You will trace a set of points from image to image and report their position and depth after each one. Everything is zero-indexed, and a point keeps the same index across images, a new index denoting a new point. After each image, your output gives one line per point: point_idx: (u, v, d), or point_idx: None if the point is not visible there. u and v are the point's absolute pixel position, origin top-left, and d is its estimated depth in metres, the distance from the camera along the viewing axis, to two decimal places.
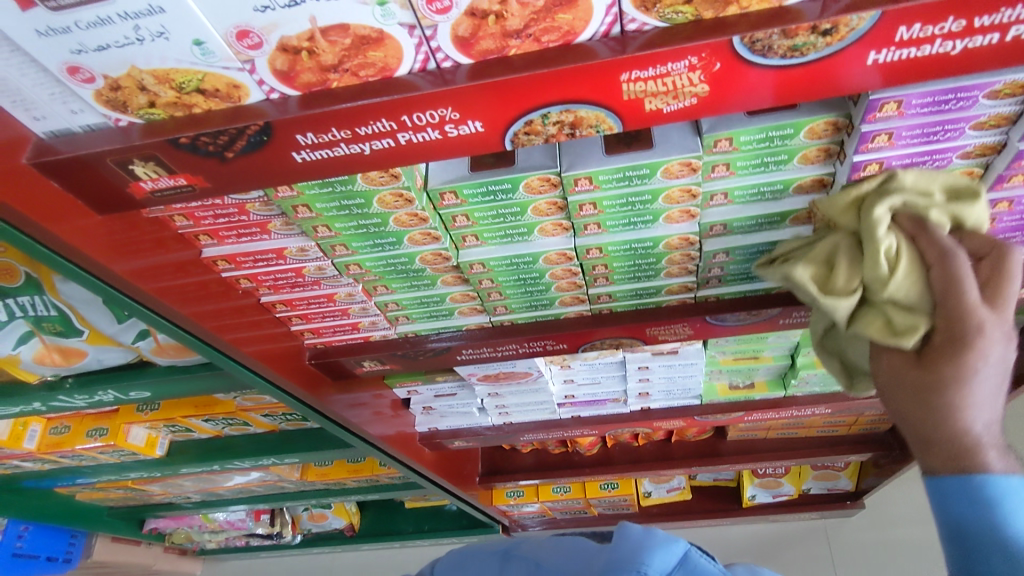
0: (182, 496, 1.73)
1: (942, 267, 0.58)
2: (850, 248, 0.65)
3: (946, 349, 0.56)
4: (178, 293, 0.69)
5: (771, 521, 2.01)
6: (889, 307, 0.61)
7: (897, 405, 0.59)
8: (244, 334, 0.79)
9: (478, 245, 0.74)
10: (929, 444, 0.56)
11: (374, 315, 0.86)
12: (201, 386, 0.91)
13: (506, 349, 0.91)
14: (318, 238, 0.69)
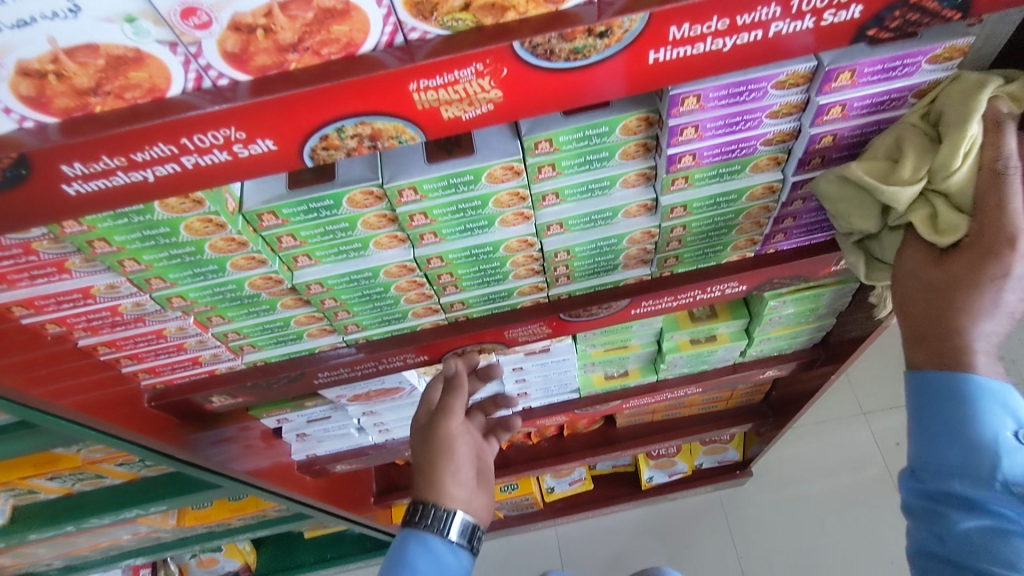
0: (41, 563, 1.57)
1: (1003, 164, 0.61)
2: (914, 139, 0.66)
3: (974, 257, 0.62)
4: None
5: (667, 499, 2.09)
6: (940, 203, 0.65)
7: (914, 306, 0.67)
8: (63, 385, 0.72)
9: (313, 264, 0.71)
10: (924, 341, 0.66)
11: (214, 347, 0.80)
12: (23, 447, 0.82)
13: (365, 368, 0.88)
14: (127, 272, 0.63)
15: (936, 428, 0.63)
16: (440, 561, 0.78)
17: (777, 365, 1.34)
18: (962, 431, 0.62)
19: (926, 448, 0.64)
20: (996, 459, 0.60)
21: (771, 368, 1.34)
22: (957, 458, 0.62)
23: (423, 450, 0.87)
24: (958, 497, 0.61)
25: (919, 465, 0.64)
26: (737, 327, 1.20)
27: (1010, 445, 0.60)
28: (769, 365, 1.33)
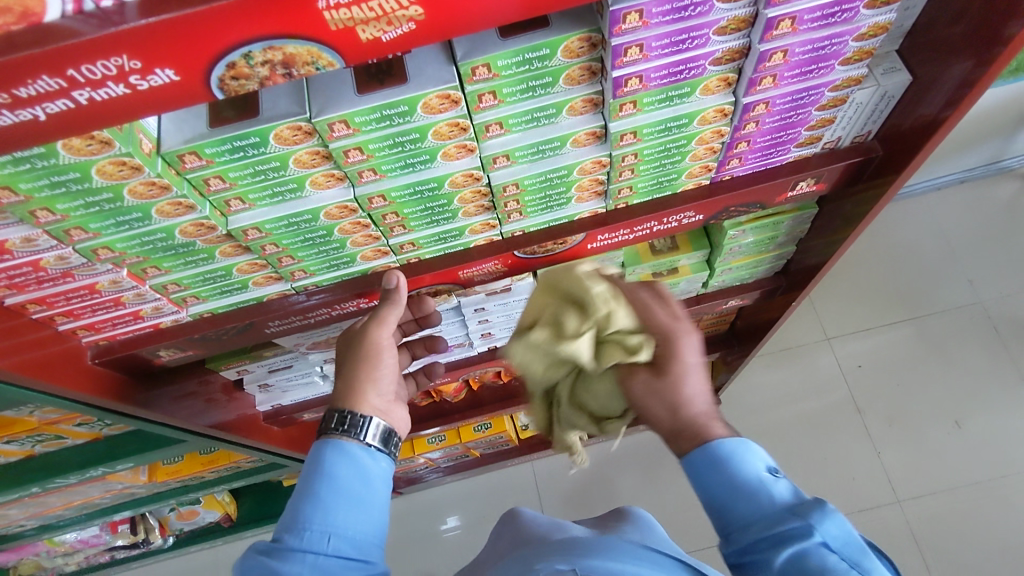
0: (13, 525, 1.56)
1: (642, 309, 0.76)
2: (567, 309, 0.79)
3: (663, 350, 0.73)
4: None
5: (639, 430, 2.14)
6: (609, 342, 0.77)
7: (648, 406, 0.73)
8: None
9: (247, 208, 0.67)
10: (677, 435, 0.70)
11: (155, 300, 0.77)
12: None
13: (318, 315, 0.86)
14: (43, 224, 0.59)
15: (714, 494, 0.65)
16: (362, 466, 0.73)
17: (739, 294, 1.35)
18: (733, 483, 0.64)
19: (719, 515, 0.65)
20: (767, 498, 0.63)
21: (733, 297, 1.35)
22: (744, 511, 0.63)
23: (348, 352, 0.83)
24: (765, 544, 0.61)
25: (730, 529, 0.64)
26: (698, 259, 1.20)
27: (770, 481, 0.65)
28: (731, 294, 1.33)
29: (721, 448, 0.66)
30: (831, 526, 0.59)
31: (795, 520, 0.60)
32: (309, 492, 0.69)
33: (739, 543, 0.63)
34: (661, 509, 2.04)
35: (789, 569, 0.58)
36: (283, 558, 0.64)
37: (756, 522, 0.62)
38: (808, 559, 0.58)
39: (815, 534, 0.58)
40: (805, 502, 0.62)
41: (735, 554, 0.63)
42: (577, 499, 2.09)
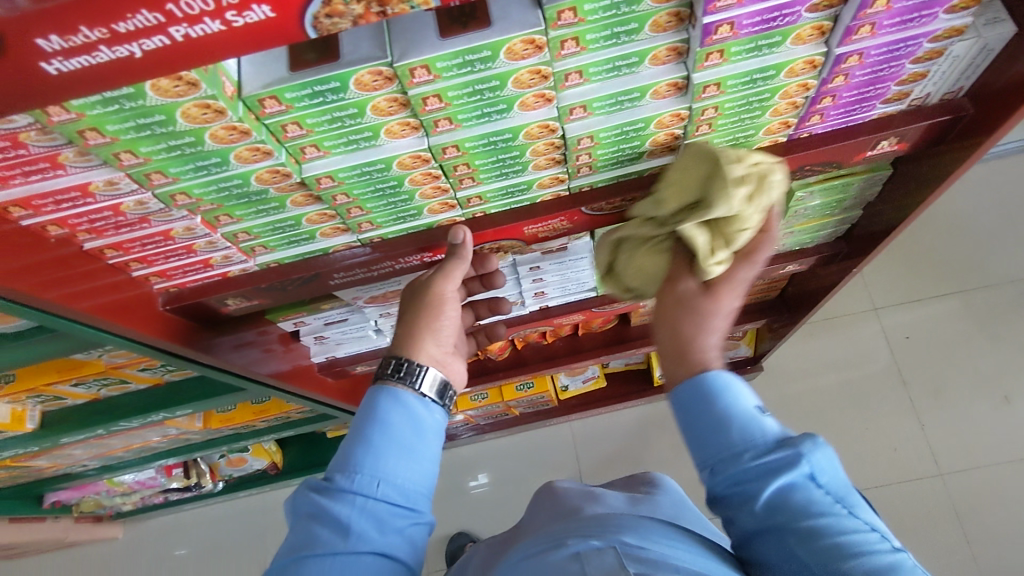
0: (77, 464, 1.63)
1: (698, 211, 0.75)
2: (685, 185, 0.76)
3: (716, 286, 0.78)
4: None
5: None
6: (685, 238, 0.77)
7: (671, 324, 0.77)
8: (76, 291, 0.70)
9: (321, 156, 0.66)
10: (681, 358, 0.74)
11: (225, 249, 0.78)
12: (45, 352, 0.82)
13: (382, 268, 0.86)
14: (126, 168, 0.59)
15: (705, 422, 0.68)
16: (415, 415, 0.74)
17: (798, 259, 1.31)
18: (723, 415, 0.67)
19: (704, 449, 0.68)
20: (761, 430, 0.66)
21: (791, 262, 1.31)
22: (737, 442, 0.65)
23: (411, 300, 0.85)
24: (753, 472, 0.64)
25: (715, 461, 0.66)
26: None
27: (760, 416, 0.68)
28: (790, 259, 1.29)
29: (718, 382, 0.69)
30: (822, 459, 0.63)
31: (788, 449, 0.63)
32: (361, 435, 0.72)
33: (728, 471, 0.65)
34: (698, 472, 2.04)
35: (779, 496, 0.62)
36: (334, 497, 0.68)
37: (748, 449, 0.65)
38: (796, 487, 0.62)
39: (805, 465, 0.62)
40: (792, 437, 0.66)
41: (722, 483, 0.66)
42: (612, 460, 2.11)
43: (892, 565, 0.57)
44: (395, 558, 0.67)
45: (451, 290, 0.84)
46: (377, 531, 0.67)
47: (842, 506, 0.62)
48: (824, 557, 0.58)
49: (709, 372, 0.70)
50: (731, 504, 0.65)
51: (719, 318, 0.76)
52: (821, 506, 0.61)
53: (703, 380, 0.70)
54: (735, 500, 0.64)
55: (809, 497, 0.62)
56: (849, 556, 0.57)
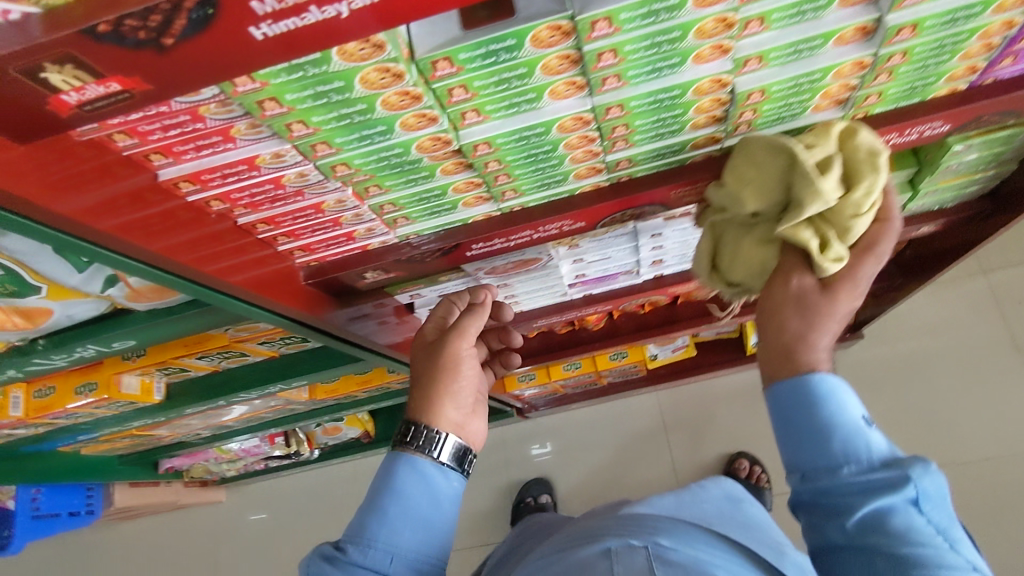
0: (191, 433, 1.69)
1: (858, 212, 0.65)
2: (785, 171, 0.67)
3: (844, 285, 0.66)
4: (151, 236, 0.59)
5: None
6: (827, 232, 0.66)
7: (773, 321, 0.67)
8: (234, 267, 0.70)
9: (481, 121, 0.63)
10: (789, 356, 0.67)
11: (370, 221, 0.76)
12: (194, 323, 0.84)
13: (520, 237, 0.83)
14: (294, 139, 0.57)
15: (809, 429, 0.64)
16: (432, 485, 0.76)
17: (936, 219, 1.20)
18: (826, 426, 0.63)
19: (801, 451, 0.65)
20: (867, 441, 0.63)
21: (928, 223, 1.20)
22: (838, 451, 0.63)
23: (427, 363, 0.80)
24: (850, 489, 0.61)
25: (811, 470, 0.64)
26: (901, 179, 1.04)
27: (869, 429, 0.64)
28: (927, 219, 1.19)
29: (824, 387, 0.64)
30: (931, 486, 0.60)
31: (894, 471, 0.60)
32: (377, 506, 0.74)
33: (823, 482, 0.63)
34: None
35: (870, 520, 0.60)
36: (345, 569, 0.71)
37: (849, 463, 0.62)
38: (895, 513, 0.59)
39: (912, 489, 0.59)
40: (901, 455, 0.63)
41: (810, 494, 0.64)
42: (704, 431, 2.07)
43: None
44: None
45: (468, 354, 0.80)
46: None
47: (943, 539, 0.60)
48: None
49: (815, 374, 0.65)
50: (819, 516, 0.63)
51: (833, 323, 0.66)
52: (920, 534, 0.59)
53: (809, 383, 0.65)
54: (824, 513, 0.63)
55: (906, 527, 0.59)
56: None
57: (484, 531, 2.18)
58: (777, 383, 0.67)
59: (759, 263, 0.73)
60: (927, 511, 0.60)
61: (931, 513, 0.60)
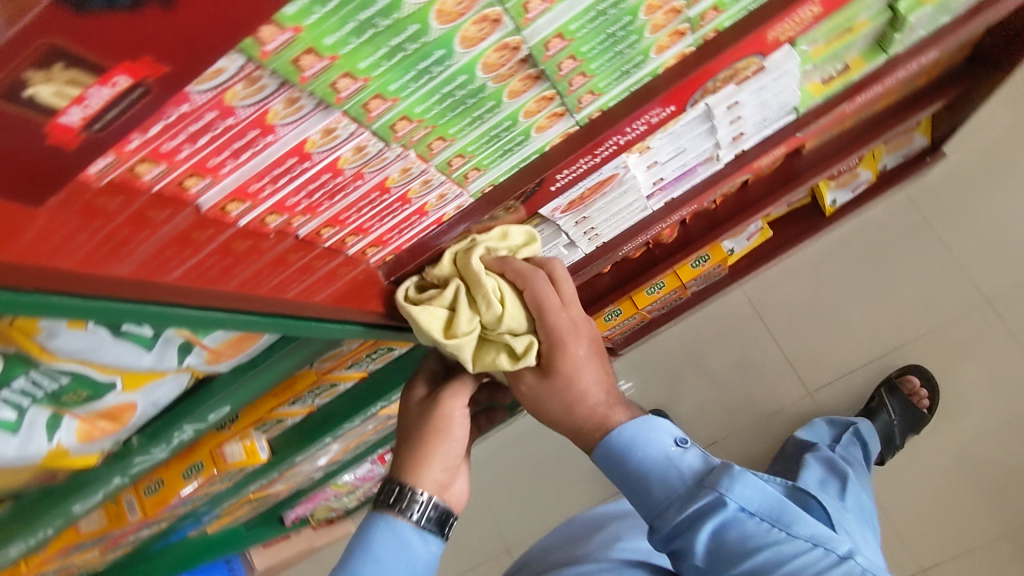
0: (304, 480, 1.63)
1: (566, 313, 0.75)
2: (503, 287, 0.74)
3: (551, 360, 0.75)
4: (205, 281, 0.50)
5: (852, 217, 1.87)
6: (504, 340, 0.74)
7: (551, 402, 0.77)
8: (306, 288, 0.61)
9: (549, 9, 0.48)
10: (579, 430, 0.80)
11: (440, 185, 0.65)
12: (283, 366, 0.78)
13: (607, 150, 0.70)
14: (343, 103, 0.46)
15: (631, 482, 0.80)
16: (410, 549, 0.78)
17: None
18: (643, 476, 0.79)
19: (636, 495, 0.81)
20: (676, 474, 0.79)
21: None
22: (659, 494, 0.79)
23: (416, 424, 0.82)
24: (683, 528, 0.76)
25: (651, 515, 0.80)
26: None
27: (678, 454, 0.80)
28: None
29: (624, 440, 0.78)
30: (741, 493, 0.74)
31: (706, 493, 0.75)
32: (355, 547, 0.78)
33: (664, 529, 0.78)
34: (902, 286, 1.83)
35: (724, 549, 0.75)
36: None
37: (672, 501, 0.78)
38: (730, 529, 0.74)
39: (730, 505, 0.74)
40: (710, 468, 0.78)
41: (665, 543, 0.79)
42: (808, 308, 1.89)
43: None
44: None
45: (457, 415, 0.81)
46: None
47: (778, 531, 0.73)
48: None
49: (615, 430, 0.78)
50: (677, 556, 0.78)
51: (581, 373, 0.75)
52: (764, 543, 0.73)
53: (613, 445, 0.78)
54: (674, 555, 0.78)
55: (748, 536, 0.74)
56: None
57: (607, 483, 2.03)
58: (599, 446, 0.79)
59: (501, 369, 0.76)
60: (757, 513, 0.74)
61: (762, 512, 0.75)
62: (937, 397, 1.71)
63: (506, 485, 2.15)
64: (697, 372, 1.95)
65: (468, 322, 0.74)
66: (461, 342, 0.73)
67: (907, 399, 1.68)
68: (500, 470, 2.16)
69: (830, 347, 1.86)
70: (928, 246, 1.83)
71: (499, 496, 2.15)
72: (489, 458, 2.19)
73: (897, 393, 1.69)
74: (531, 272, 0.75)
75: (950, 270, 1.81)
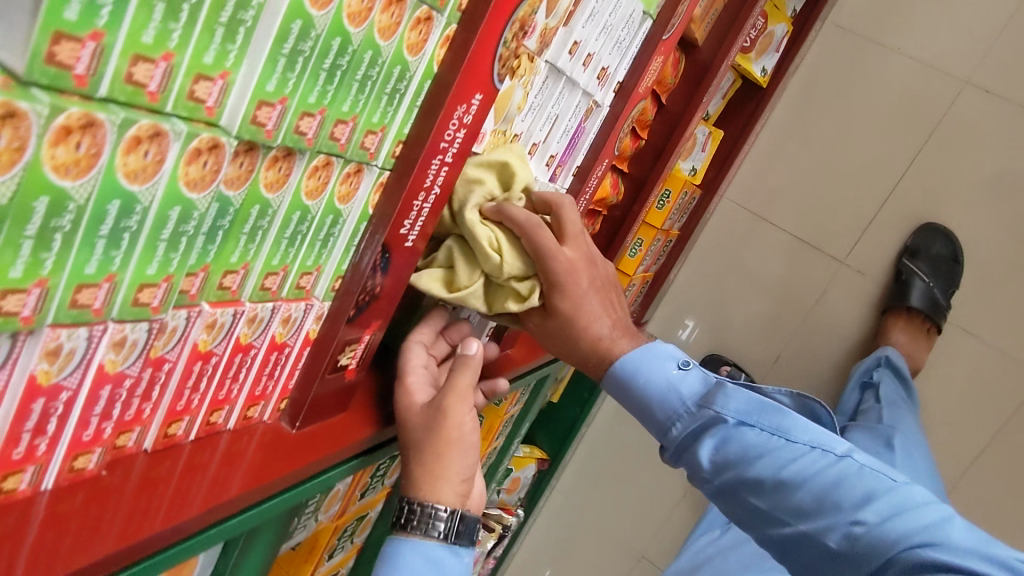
0: None
1: (541, 236, 0.72)
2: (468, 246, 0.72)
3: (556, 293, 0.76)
4: (66, 561, 0.43)
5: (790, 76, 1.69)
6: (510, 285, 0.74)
7: (553, 338, 0.79)
8: (202, 494, 0.54)
9: (225, 87, 0.39)
10: (584, 362, 0.82)
11: (275, 312, 0.55)
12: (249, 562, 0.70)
13: (436, 173, 0.59)
14: (38, 319, 0.37)
15: (639, 408, 0.82)
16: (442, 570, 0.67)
17: None
18: (647, 398, 0.81)
19: (650, 421, 0.83)
20: (677, 396, 0.81)
21: None
22: (666, 414, 0.81)
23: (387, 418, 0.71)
24: (688, 442, 0.79)
25: (665, 435, 0.82)
26: None
27: (679, 377, 0.81)
28: None
29: (629, 367, 0.81)
30: (735, 404, 0.76)
31: (706, 408, 0.78)
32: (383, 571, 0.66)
33: (673, 446, 0.81)
34: (875, 113, 1.63)
35: (723, 457, 0.75)
36: None
37: (677, 421, 0.80)
38: (731, 439, 0.75)
39: (728, 419, 0.76)
40: (710, 388, 0.80)
41: (677, 458, 0.81)
42: (799, 185, 1.71)
43: (835, 477, 0.69)
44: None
45: (469, 419, 0.69)
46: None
47: (778, 436, 0.74)
48: (780, 506, 0.71)
49: (620, 359, 0.81)
50: (694, 477, 0.78)
51: (583, 308, 0.77)
52: (765, 448, 0.73)
53: (614, 373, 0.81)
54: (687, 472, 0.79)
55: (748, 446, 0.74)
56: (795, 485, 0.70)
57: None
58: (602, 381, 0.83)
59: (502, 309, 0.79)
60: (755, 423, 0.75)
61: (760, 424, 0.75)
62: (958, 243, 1.55)
63: (606, 497, 2.04)
64: (726, 302, 1.80)
65: (468, 276, 0.72)
66: (464, 295, 0.72)
67: (933, 257, 1.51)
68: (595, 484, 2.06)
69: (839, 210, 1.67)
70: (880, 62, 1.63)
71: (606, 508, 2.04)
72: (577, 479, 2.08)
73: (921, 256, 1.53)
74: (532, 225, 0.72)
75: (917, 73, 1.59)
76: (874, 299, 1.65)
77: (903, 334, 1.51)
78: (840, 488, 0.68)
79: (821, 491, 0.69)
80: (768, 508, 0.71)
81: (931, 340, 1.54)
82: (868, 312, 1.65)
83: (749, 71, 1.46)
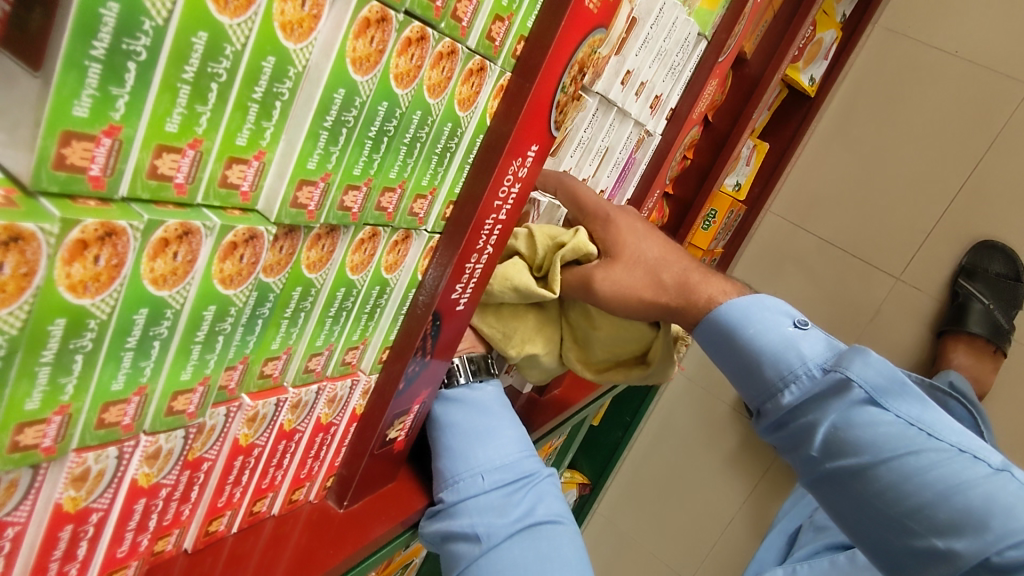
0: None
1: None
2: None
3: None
4: None
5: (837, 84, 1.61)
6: None
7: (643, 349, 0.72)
8: None
9: (262, 168, 0.35)
10: None
11: (320, 396, 0.50)
12: None
13: (489, 233, 0.54)
14: (62, 447, 0.32)
15: (739, 366, 0.65)
16: (477, 401, 0.68)
17: None
18: (753, 358, 0.64)
19: (747, 382, 0.66)
20: (795, 354, 0.62)
21: None
22: (773, 375, 0.63)
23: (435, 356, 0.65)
24: (799, 409, 0.61)
25: (762, 399, 0.64)
26: None
27: (797, 335, 0.64)
28: None
29: (735, 314, 0.65)
30: (869, 372, 0.58)
31: (833, 371, 0.60)
32: (438, 444, 0.66)
33: (775, 415, 0.63)
34: (933, 119, 1.53)
35: (832, 439, 0.58)
36: (451, 514, 0.62)
37: (790, 384, 0.62)
38: (853, 417, 0.57)
39: (859, 390, 0.58)
40: (840, 353, 0.61)
41: (776, 424, 0.63)
42: (850, 195, 1.63)
43: (988, 496, 0.51)
44: (539, 524, 0.60)
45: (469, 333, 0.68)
46: (502, 518, 0.60)
47: (919, 428, 0.56)
48: (906, 519, 0.53)
49: (724, 304, 0.66)
50: (793, 445, 0.62)
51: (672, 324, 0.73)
52: (895, 436, 0.55)
53: (719, 318, 0.65)
54: (789, 442, 0.62)
55: (873, 427, 0.56)
56: (936, 493, 0.52)
57: (747, 472, 1.80)
58: (697, 327, 0.67)
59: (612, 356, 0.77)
60: (890, 402, 0.57)
61: (895, 406, 0.57)
62: (1018, 260, 1.46)
63: (654, 520, 1.96)
64: None
65: None
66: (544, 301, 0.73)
67: (992, 278, 1.43)
68: (641, 508, 1.99)
69: (895, 223, 1.57)
70: (935, 66, 1.53)
71: (653, 533, 1.96)
72: (623, 501, 2.01)
73: (978, 277, 1.45)
74: None
75: (976, 76, 1.49)
76: (932, 315, 1.54)
77: (964, 354, 1.41)
78: (994, 512, 0.50)
79: (969, 506, 0.51)
80: (891, 513, 0.54)
81: (996, 363, 1.43)
82: (929, 328, 1.54)
83: (797, 80, 1.38)
